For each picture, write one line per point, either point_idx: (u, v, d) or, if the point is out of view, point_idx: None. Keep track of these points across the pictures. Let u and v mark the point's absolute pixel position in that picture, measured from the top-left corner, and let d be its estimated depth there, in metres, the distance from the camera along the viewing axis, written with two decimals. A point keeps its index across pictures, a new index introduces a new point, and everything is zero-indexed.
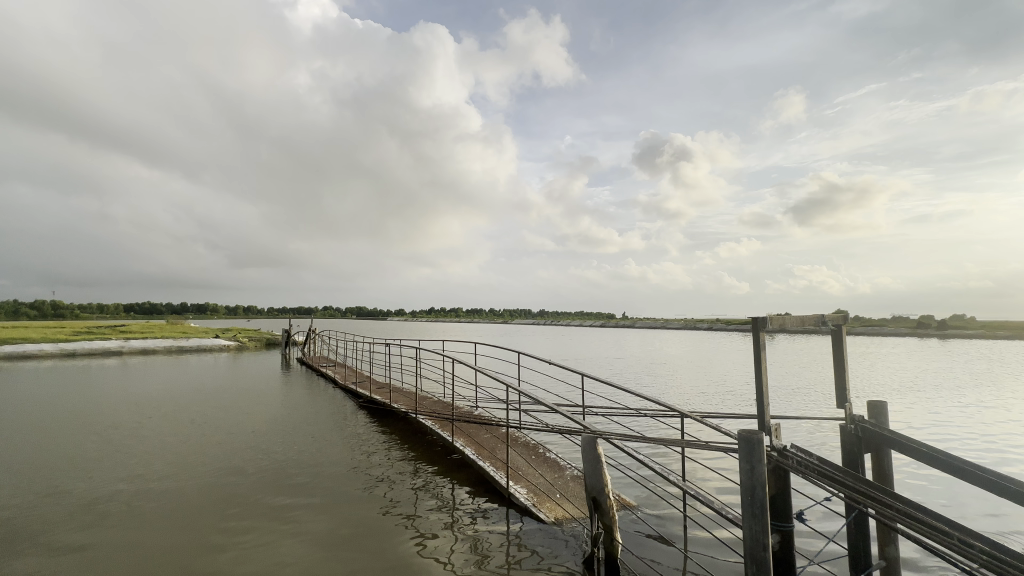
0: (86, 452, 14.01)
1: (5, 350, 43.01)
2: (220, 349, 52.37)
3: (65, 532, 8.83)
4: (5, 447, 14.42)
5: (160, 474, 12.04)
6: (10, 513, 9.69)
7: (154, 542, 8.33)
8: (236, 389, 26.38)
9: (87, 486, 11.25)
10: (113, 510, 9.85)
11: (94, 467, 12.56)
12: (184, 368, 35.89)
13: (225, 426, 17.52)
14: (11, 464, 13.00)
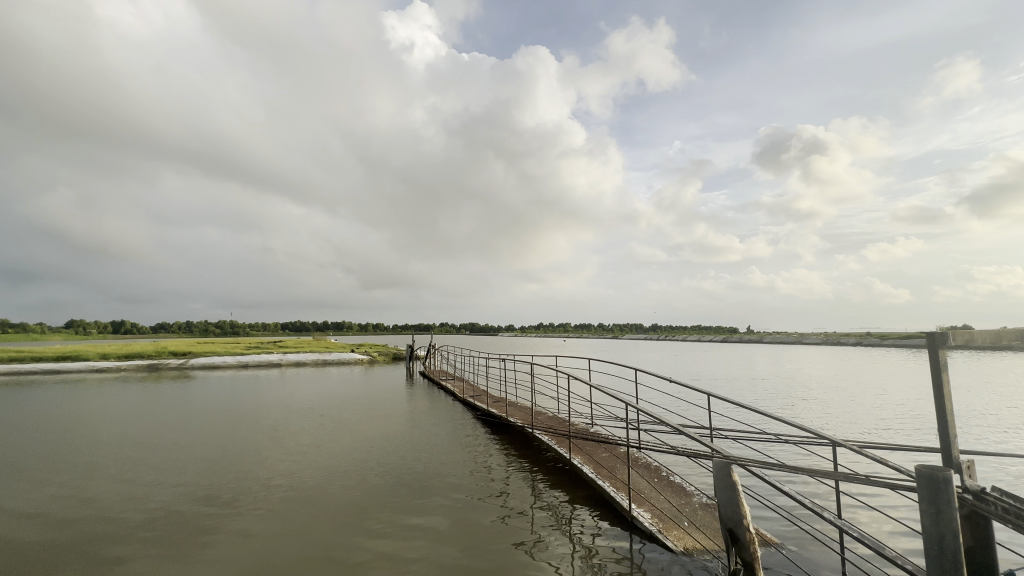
0: (254, 457, 16.68)
1: (202, 362, 53.28)
2: (356, 362, 58.82)
3: (242, 525, 10.78)
4: (203, 449, 17.99)
5: (308, 480, 13.80)
6: (206, 504, 12.14)
7: (305, 540, 9.73)
8: (371, 400, 29.47)
9: (254, 488, 13.36)
10: (275, 508, 11.69)
11: (261, 470, 15.02)
12: (330, 380, 41.07)
13: (362, 435, 19.75)
14: (206, 462, 16.20)
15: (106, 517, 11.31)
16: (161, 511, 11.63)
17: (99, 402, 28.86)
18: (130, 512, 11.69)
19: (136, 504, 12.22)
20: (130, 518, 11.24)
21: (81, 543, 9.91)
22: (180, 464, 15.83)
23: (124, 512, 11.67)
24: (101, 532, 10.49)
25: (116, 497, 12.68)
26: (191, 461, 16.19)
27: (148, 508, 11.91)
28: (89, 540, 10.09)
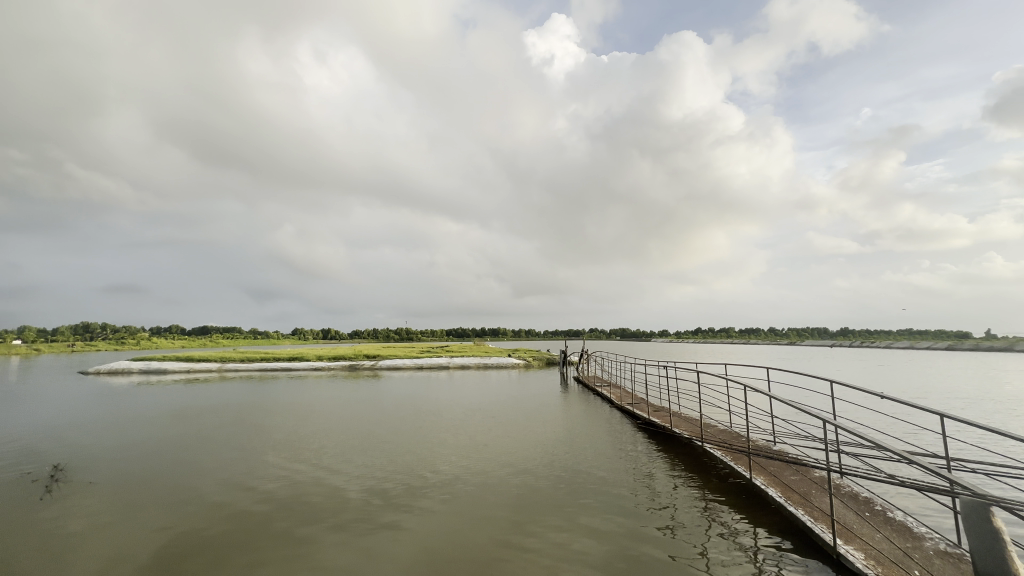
0: (431, 453, 18.90)
1: (387, 363, 62.28)
2: (513, 366, 62.16)
3: (426, 513, 12.30)
4: (393, 443, 21.04)
5: (478, 479, 15.08)
6: (397, 492, 14.20)
7: (479, 536, 10.66)
8: (529, 404, 30.85)
9: (434, 481, 15.17)
10: (452, 501, 13.09)
11: (438, 466, 16.92)
12: (490, 382, 44.15)
13: (523, 438, 20.85)
14: (397, 454, 18.95)
15: (319, 498, 14.00)
16: (357, 496, 13.92)
17: (317, 397, 35.90)
18: (336, 495, 14.25)
19: (341, 488, 14.87)
20: (335, 500, 13.71)
21: (304, 517, 12.41)
22: (373, 456, 18.78)
23: (331, 493, 14.28)
24: (316, 510, 12.99)
25: (327, 482, 15.59)
26: (382, 454, 19.08)
27: (348, 492, 14.37)
28: (309, 516, 12.57)
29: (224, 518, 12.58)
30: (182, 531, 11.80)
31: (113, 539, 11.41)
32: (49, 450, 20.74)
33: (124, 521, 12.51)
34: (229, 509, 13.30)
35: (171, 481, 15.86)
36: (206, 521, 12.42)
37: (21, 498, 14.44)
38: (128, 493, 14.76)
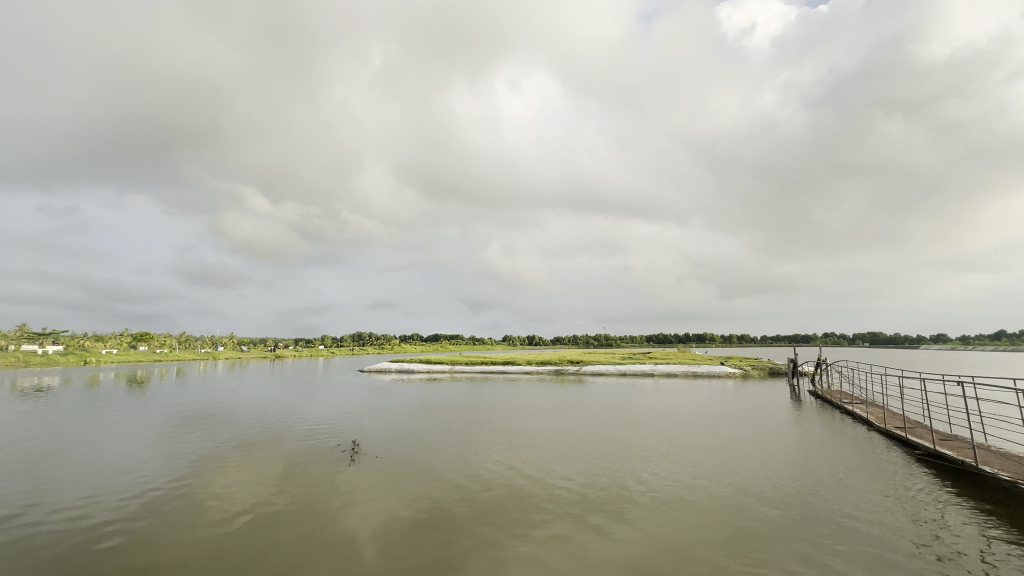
0: (642, 463, 18.81)
1: (591, 369, 63.74)
2: (727, 376, 56.38)
3: (641, 522, 12.52)
4: (603, 449, 21.60)
5: (698, 497, 14.40)
6: (611, 498, 14.68)
7: (702, 557, 10.34)
8: (751, 419, 27.60)
9: (650, 492, 15.08)
10: (669, 516, 12.89)
11: (652, 478, 16.74)
12: (702, 392, 40.99)
13: (747, 457, 18.86)
14: (610, 461, 19.48)
15: (535, 492, 15.50)
16: (572, 496, 14.97)
17: (530, 399, 39.22)
18: (549, 492, 15.55)
19: (554, 487, 16.11)
20: (550, 497, 14.98)
21: (527, 508, 14.03)
22: (584, 462, 19.32)
23: (549, 490, 15.71)
24: (534, 503, 14.46)
25: (541, 482, 16.69)
26: (593, 461, 19.45)
27: (564, 491, 15.55)
28: (530, 507, 14.13)
29: (459, 502, 14.63)
30: (429, 508, 14.15)
31: (383, 506, 14.41)
32: (347, 427, 27.95)
33: (390, 493, 15.70)
34: (463, 494, 15.47)
35: (422, 464, 19.26)
36: (444, 503, 14.66)
37: (331, 463, 19.56)
38: (394, 469, 18.50)
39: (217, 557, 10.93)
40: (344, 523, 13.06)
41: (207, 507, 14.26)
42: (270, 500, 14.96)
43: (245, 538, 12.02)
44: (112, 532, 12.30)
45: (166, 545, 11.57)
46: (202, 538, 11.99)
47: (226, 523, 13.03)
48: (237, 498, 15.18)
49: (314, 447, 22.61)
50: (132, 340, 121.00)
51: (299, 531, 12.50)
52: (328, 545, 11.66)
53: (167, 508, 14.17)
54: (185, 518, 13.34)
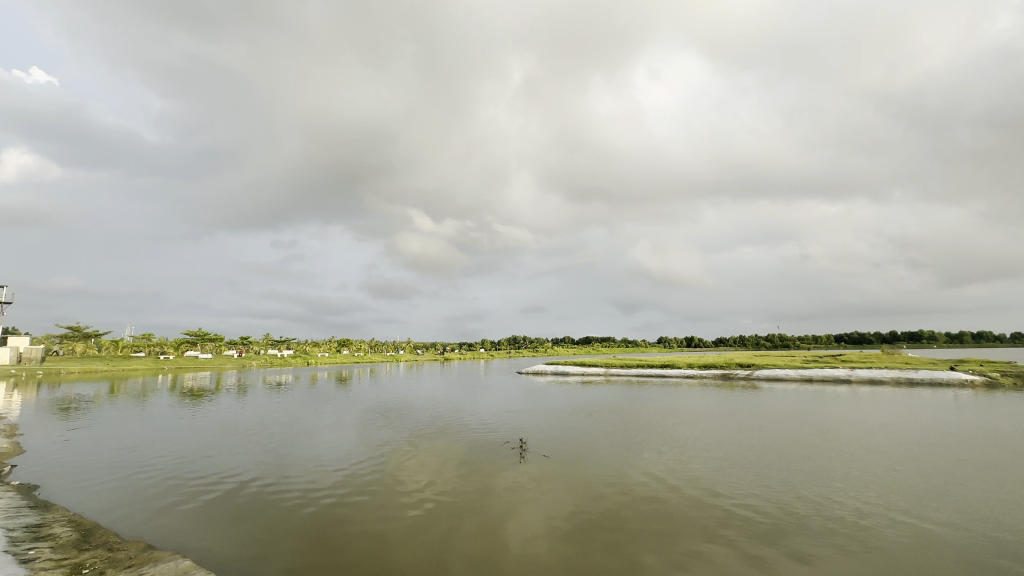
0: (839, 486, 16.16)
1: (766, 373, 56.61)
2: (960, 384, 44.55)
3: (837, 558, 10.90)
4: (787, 464, 19.12)
5: (916, 537, 11.91)
6: (799, 522, 13.01)
7: None
8: (1002, 440, 21.41)
9: (849, 522, 12.98)
10: (876, 556, 10.94)
11: (853, 504, 14.32)
12: (924, 404, 33.09)
13: (997, 491, 14.77)
14: (796, 478, 17.19)
15: (703, 504, 14.62)
16: (748, 513, 13.73)
17: (696, 404, 36.57)
18: (720, 505, 14.51)
19: (726, 500, 14.96)
20: (721, 510, 14.00)
21: (695, 519, 13.35)
22: (770, 481, 16.98)
23: (720, 503, 14.64)
24: (702, 515, 13.66)
25: (719, 499, 15.14)
26: (781, 480, 16.99)
27: (738, 507, 14.34)
28: (699, 518, 13.38)
29: (623, 504, 14.58)
30: (598, 514, 13.85)
31: (552, 506, 14.57)
32: (512, 425, 29.65)
33: (557, 494, 15.83)
34: (626, 497, 15.35)
35: (586, 468, 19.10)
36: (607, 503, 14.77)
37: (499, 459, 20.65)
38: (559, 471, 18.73)
39: (412, 537, 12.22)
40: (517, 519, 13.53)
41: (401, 491, 16.20)
42: (450, 490, 16.32)
43: (432, 521, 13.28)
44: (334, 503, 14.73)
45: (373, 518, 13.40)
46: (398, 517, 13.57)
47: (417, 506, 14.59)
48: (424, 485, 16.95)
49: (483, 443, 24.18)
50: (337, 345, 146.99)
51: (477, 521, 13.31)
52: (500, 530, 12.77)
53: (372, 487, 16.48)
54: (385, 498, 15.31)
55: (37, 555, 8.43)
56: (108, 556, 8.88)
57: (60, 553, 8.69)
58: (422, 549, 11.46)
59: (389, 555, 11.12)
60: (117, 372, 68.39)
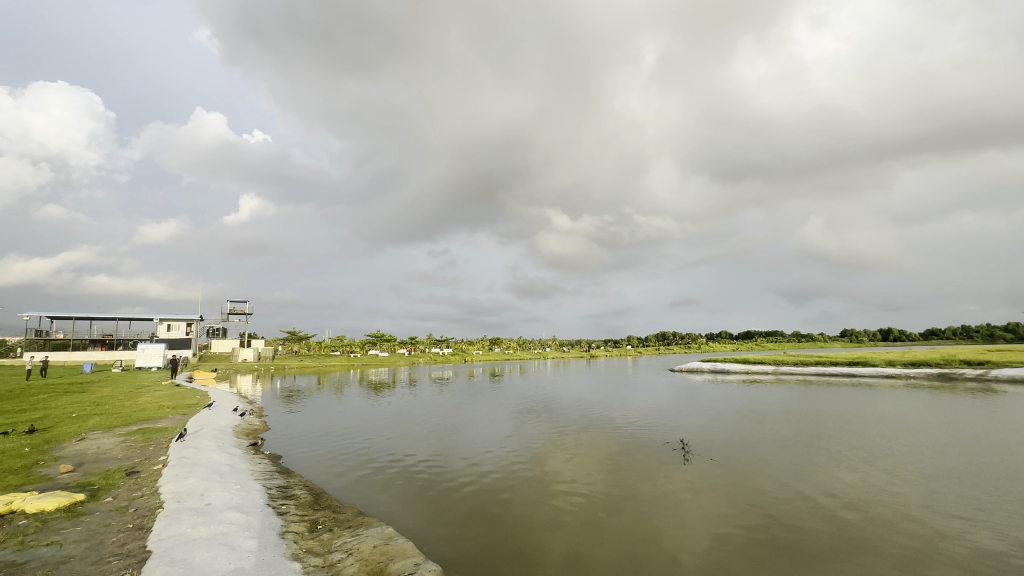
0: None
1: (1007, 373, 44.04)
2: None
3: None
4: None
5: None
6: None
7: None
8: None
9: None
10: None
11: None
12: None
13: None
14: None
15: (919, 531, 12.10)
16: (987, 551, 10.93)
17: (903, 410, 30.11)
18: (944, 535, 11.83)
19: (954, 530, 12.13)
20: (945, 542, 11.43)
21: (906, 548, 11.16)
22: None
23: (943, 533, 11.94)
24: (916, 545, 11.35)
25: (942, 526, 12.37)
26: None
27: (970, 540, 11.54)
28: (912, 548, 11.14)
29: (806, 518, 12.91)
30: (771, 532, 12.07)
31: (715, 516, 13.17)
32: (671, 425, 28.14)
33: (721, 504, 14.27)
34: (811, 511, 13.51)
35: (757, 479, 16.83)
36: (785, 515, 13.21)
37: (653, 461, 19.45)
38: (723, 479, 16.88)
39: (564, 529, 12.23)
40: (675, 525, 12.53)
41: (551, 483, 16.34)
42: (601, 488, 15.88)
43: (583, 516, 13.06)
44: (489, 489, 15.55)
45: (526, 506, 13.79)
46: (550, 509, 13.68)
47: (567, 500, 14.53)
48: (574, 480, 16.81)
49: (634, 444, 23.12)
50: (490, 343, 157.06)
51: (629, 522, 12.66)
52: (660, 528, 12.38)
53: (524, 478, 16.96)
54: (537, 489, 15.61)
55: (284, 509, 10.73)
56: (332, 515, 10.90)
57: (300, 509, 10.94)
58: (574, 543, 11.34)
59: (542, 544, 11.26)
60: (323, 367, 83.54)
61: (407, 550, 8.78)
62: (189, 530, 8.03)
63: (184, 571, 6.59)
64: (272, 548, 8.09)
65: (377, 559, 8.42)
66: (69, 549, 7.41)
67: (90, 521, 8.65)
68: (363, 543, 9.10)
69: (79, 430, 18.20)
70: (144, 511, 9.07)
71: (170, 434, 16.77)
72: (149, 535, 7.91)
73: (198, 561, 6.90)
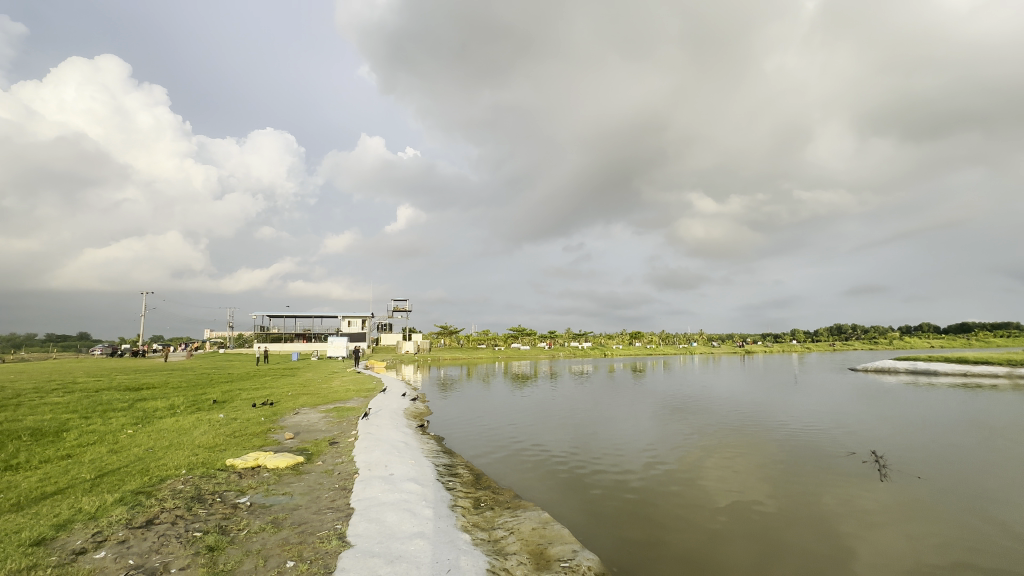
0: None
1: None
2: None
3: None
4: None
5: None
6: None
7: None
8: None
9: None
10: None
11: None
12: None
13: None
14: None
15: None
16: None
17: None
18: None
19: None
20: None
21: None
22: None
23: None
24: None
25: None
26: None
27: None
28: None
29: None
30: None
31: (919, 547, 10.85)
32: (856, 433, 24.08)
33: (927, 532, 11.75)
34: None
35: (981, 508, 13.41)
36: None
37: (828, 474, 16.78)
38: (929, 503, 13.85)
39: (720, 535, 11.30)
40: (861, 549, 10.66)
41: (701, 486, 15.23)
42: (761, 496, 14.31)
43: (741, 525, 11.90)
44: (633, 485, 15.13)
45: (678, 506, 13.12)
46: (701, 512, 12.77)
47: (721, 505, 13.39)
48: (728, 484, 15.41)
49: (803, 452, 20.26)
50: (629, 337, 152.45)
51: (800, 539, 11.14)
52: (841, 547, 10.78)
53: (670, 478, 16.09)
54: (687, 490, 14.70)
55: (452, 484, 11.93)
56: (492, 495, 11.77)
57: (464, 486, 12.04)
58: (734, 551, 10.41)
59: (696, 547, 10.57)
60: (472, 359, 90.63)
61: (564, 537, 9.09)
62: (380, 495, 9.45)
63: (378, 528, 7.78)
64: (445, 518, 9.05)
65: (536, 541, 8.84)
66: (298, 499, 9.31)
67: (309, 478, 10.77)
68: (523, 524, 9.66)
69: (294, 406, 22.72)
70: (345, 474, 10.94)
71: (357, 413, 19.90)
72: (351, 494, 9.51)
73: (389, 521, 8.09)
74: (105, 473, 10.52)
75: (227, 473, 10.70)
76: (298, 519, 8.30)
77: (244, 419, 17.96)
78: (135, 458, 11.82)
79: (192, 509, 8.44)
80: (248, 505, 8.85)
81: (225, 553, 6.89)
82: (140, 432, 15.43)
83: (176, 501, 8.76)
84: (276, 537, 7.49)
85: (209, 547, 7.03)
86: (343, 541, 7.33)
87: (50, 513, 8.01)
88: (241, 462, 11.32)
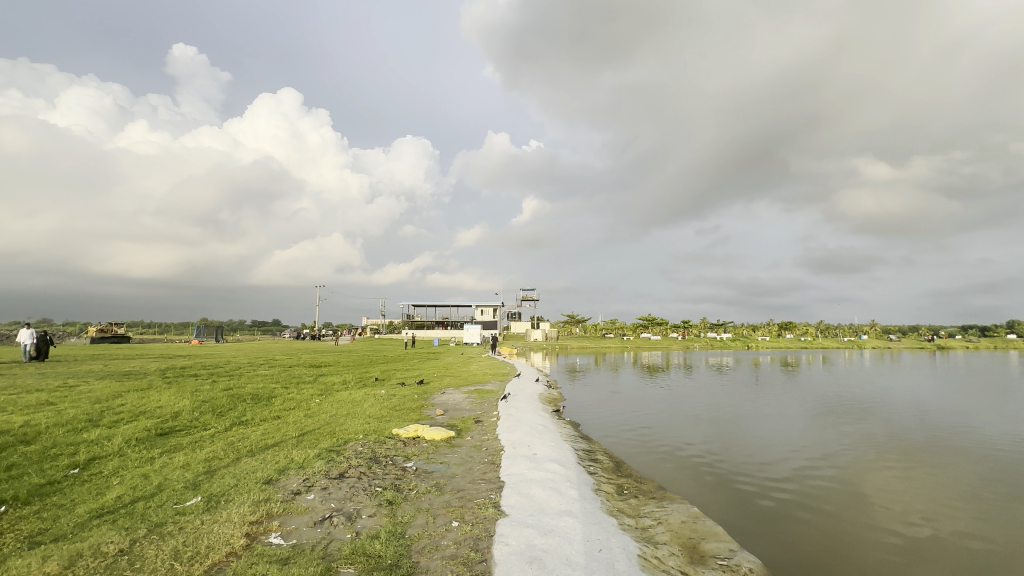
0: None
1: None
2: None
3: None
4: None
5: None
6: None
7: None
8: None
9: None
10: None
11: None
12: None
13: None
14: None
15: None
16: None
17: None
18: None
19: None
20: None
21: None
22: None
23: None
24: None
25: None
26: None
27: None
28: None
29: None
30: None
31: None
32: None
33: None
34: None
35: None
36: None
37: None
38: None
39: (896, 551, 9.84)
40: None
41: (873, 496, 13.25)
42: (954, 515, 12.00)
43: (932, 547, 10.06)
44: (785, 485, 13.77)
45: (840, 514, 11.72)
46: (873, 526, 11.14)
47: (897, 518, 11.60)
48: (911, 498, 13.13)
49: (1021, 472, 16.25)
50: (778, 327, 136.20)
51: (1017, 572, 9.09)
52: None
53: (832, 483, 14.28)
54: (853, 498, 12.99)
55: (593, 469, 12.07)
56: (635, 484, 11.64)
57: (606, 472, 12.09)
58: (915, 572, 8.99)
59: (868, 563, 9.29)
60: (600, 348, 89.93)
61: (719, 534, 8.60)
62: (528, 472, 9.99)
63: (529, 502, 8.26)
64: (591, 500, 9.20)
65: (687, 534, 8.51)
66: (454, 468, 10.32)
67: (461, 450, 11.88)
68: (671, 515, 9.38)
69: (441, 386, 25.10)
70: (493, 450, 11.79)
71: (495, 395, 21.28)
72: (500, 469, 10.22)
73: (537, 497, 8.52)
74: (305, 432, 12.90)
75: (394, 440, 12.34)
76: (456, 485, 9.23)
77: (402, 396, 20.40)
78: (325, 422, 14.26)
79: (372, 468, 9.94)
80: (414, 469, 10.11)
81: (402, 507, 7.99)
82: (325, 401, 18.52)
83: (359, 460, 10.39)
84: (440, 500, 8.44)
85: (389, 501, 8.20)
86: (498, 509, 7.94)
87: (273, 460, 10.13)
88: (404, 432, 12.91)
